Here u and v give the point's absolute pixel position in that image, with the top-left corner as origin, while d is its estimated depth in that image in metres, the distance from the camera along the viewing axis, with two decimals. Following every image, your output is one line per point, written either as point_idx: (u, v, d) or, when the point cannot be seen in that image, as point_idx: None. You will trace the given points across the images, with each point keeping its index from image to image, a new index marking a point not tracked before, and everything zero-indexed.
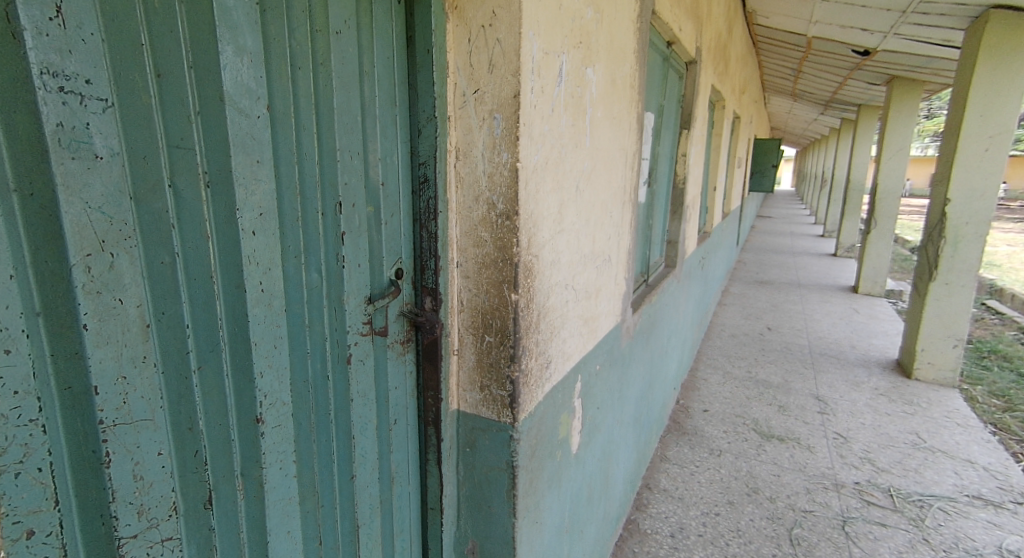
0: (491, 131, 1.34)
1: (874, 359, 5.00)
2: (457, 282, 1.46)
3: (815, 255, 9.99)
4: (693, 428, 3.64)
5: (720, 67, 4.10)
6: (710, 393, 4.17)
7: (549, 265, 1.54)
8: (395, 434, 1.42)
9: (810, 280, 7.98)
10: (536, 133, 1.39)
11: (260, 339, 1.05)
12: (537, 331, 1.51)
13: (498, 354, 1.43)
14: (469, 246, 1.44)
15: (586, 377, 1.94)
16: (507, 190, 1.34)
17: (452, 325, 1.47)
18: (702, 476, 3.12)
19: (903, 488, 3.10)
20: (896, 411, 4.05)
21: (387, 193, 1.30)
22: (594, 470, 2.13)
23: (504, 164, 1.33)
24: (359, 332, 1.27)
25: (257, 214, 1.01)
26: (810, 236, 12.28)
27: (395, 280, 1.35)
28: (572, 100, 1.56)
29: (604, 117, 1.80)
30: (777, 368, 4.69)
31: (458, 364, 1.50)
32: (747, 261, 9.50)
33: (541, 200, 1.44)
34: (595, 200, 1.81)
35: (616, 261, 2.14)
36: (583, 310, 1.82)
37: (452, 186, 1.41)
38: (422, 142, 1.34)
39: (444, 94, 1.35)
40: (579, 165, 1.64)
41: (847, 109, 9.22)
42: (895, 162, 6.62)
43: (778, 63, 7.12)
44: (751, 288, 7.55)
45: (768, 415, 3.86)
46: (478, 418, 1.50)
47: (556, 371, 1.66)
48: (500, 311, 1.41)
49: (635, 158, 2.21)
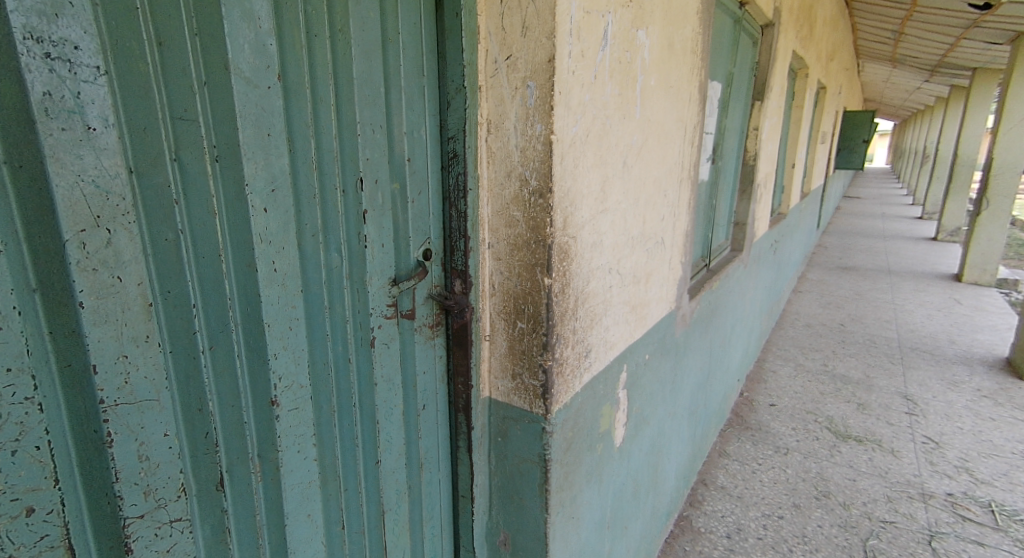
0: (524, 101, 1.24)
1: (977, 357, 4.52)
2: (488, 264, 1.39)
3: (911, 239, 9.17)
4: (758, 423, 3.42)
5: (805, 31, 3.76)
6: (779, 386, 3.91)
7: (590, 247, 1.42)
8: (423, 421, 1.37)
9: (904, 267, 7.33)
10: (574, 102, 1.27)
11: (272, 320, 0.98)
12: (574, 318, 1.41)
13: (530, 341, 1.35)
14: (501, 226, 1.35)
15: (633, 367, 1.82)
16: (540, 165, 1.24)
17: (482, 309, 1.40)
18: (765, 475, 2.92)
19: (1007, 504, 2.78)
20: (1002, 416, 3.63)
21: (413, 170, 1.24)
22: (641, 465, 2.03)
23: (538, 138, 1.23)
24: (383, 315, 1.22)
25: (268, 189, 0.94)
26: (906, 219, 11.29)
27: (423, 262, 1.29)
28: (620, 67, 1.42)
29: (657, 86, 1.65)
30: (859, 363, 4.33)
31: (490, 350, 1.43)
32: (830, 245, 8.87)
33: (580, 176, 1.33)
34: (646, 176, 1.67)
35: (671, 244, 2.00)
36: (630, 296, 1.71)
37: (483, 161, 1.32)
38: (451, 115, 1.26)
39: (475, 62, 1.26)
40: (626, 139, 1.51)
41: (958, 75, 8.29)
42: (1016, 134, 5.91)
43: (877, 25, 6.48)
44: (832, 274, 7.04)
45: (844, 412, 3.57)
46: (510, 407, 1.43)
47: (597, 361, 1.56)
48: (532, 295, 1.32)
49: (695, 132, 2.03)
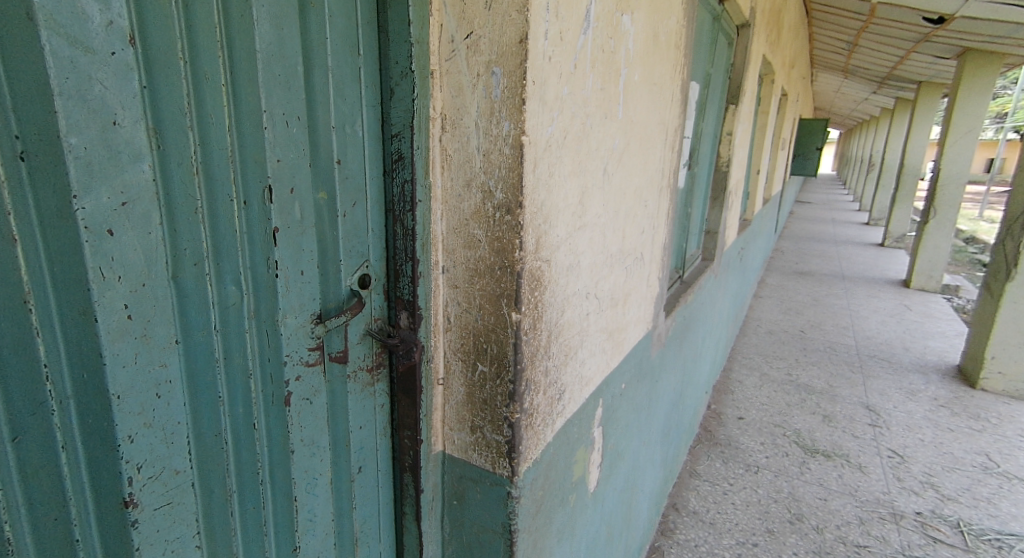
0: (487, 92, 0.98)
1: (931, 364, 4.51)
2: (443, 293, 1.12)
3: (860, 244, 9.37)
4: (727, 438, 3.27)
5: (773, 35, 3.64)
6: (746, 398, 3.78)
7: (565, 271, 1.18)
8: (358, 488, 1.10)
9: (855, 272, 7.43)
10: (550, 96, 1.02)
11: (127, 390, 0.69)
12: (546, 358, 1.16)
13: (493, 389, 1.09)
14: (458, 247, 1.09)
15: (609, 401, 1.59)
16: (508, 172, 0.98)
17: (435, 348, 1.13)
18: (737, 497, 2.76)
19: (975, 523, 2.68)
20: (961, 427, 3.59)
21: (345, 175, 0.97)
22: (615, 505, 1.81)
23: (506, 140, 0.97)
24: (303, 362, 0.94)
25: (116, 203, 0.66)
26: (855, 224, 11.57)
27: (359, 290, 1.03)
28: (603, 57, 1.19)
29: (641, 82, 1.43)
30: (821, 372, 4.26)
31: (444, 398, 1.17)
32: (785, 249, 8.96)
33: (556, 186, 1.08)
34: (627, 186, 1.45)
35: (649, 259, 1.79)
36: (607, 321, 1.48)
37: (437, 166, 1.05)
38: (395, 107, 0.99)
39: (426, 39, 0.99)
40: (607, 143, 1.28)
41: (904, 86, 8.50)
42: (961, 146, 5.91)
43: (832, 35, 6.51)
44: (790, 279, 7.06)
45: (811, 425, 3.46)
46: (469, 466, 1.16)
47: (571, 402, 1.32)
48: (497, 333, 1.06)
49: (675, 136, 1.83)
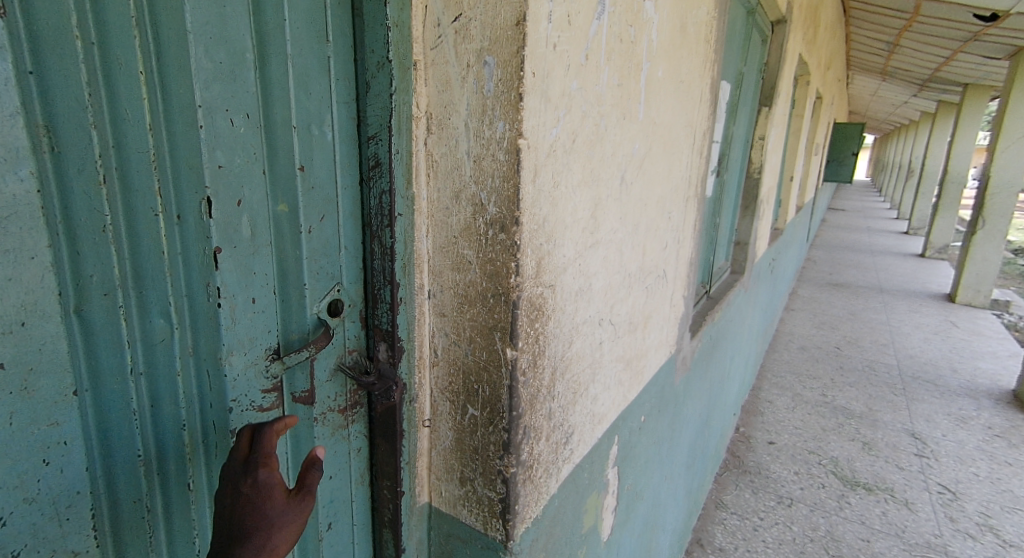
0: (478, 86, 0.82)
1: (982, 389, 4.19)
2: (430, 322, 0.96)
3: (898, 255, 8.97)
4: (756, 466, 3.05)
5: (809, 34, 3.42)
6: (777, 420, 3.55)
7: (573, 296, 1.01)
8: (328, 546, 0.95)
9: (894, 285, 7.08)
10: (555, 92, 0.85)
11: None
12: (550, 398, 0.99)
13: (485, 437, 0.93)
14: (446, 269, 0.92)
15: (626, 436, 1.42)
16: (502, 182, 0.82)
17: (419, 385, 0.97)
18: (768, 533, 2.54)
19: None
20: (1018, 460, 3.29)
21: (310, 184, 0.82)
22: (633, 550, 1.63)
23: (500, 144, 0.81)
24: (254, 406, 0.79)
25: None
26: (892, 234, 11.12)
27: (328, 320, 0.87)
28: (621, 48, 1.02)
29: (666, 79, 1.26)
30: (859, 393, 3.99)
31: (431, 441, 1.01)
32: (818, 259, 8.62)
33: (562, 198, 0.92)
34: (648, 196, 1.28)
35: (673, 276, 1.61)
36: (625, 348, 1.31)
37: (422, 174, 0.90)
38: (371, 104, 0.84)
39: (407, 24, 0.84)
40: (626, 147, 1.11)
41: (948, 90, 8.11)
42: (1014, 152, 5.62)
43: (871, 35, 6.22)
44: (823, 291, 6.76)
45: (850, 453, 3.22)
46: (458, 522, 1.00)
47: (582, 443, 1.15)
48: (489, 372, 0.90)
49: (704, 140, 1.65)
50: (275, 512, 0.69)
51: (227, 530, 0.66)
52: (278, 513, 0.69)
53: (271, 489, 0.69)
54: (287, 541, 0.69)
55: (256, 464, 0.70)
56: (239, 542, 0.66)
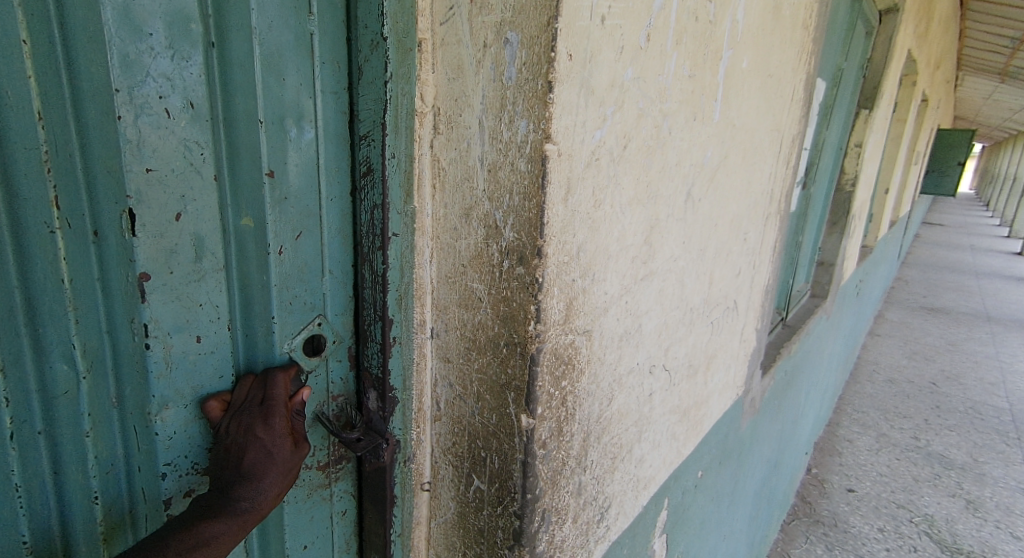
0: (496, 71, 0.62)
1: None
2: (433, 368, 0.77)
3: (1007, 279, 8.05)
4: (831, 517, 2.71)
5: (922, 26, 3.00)
6: (858, 464, 3.16)
7: (616, 341, 0.80)
8: None
9: (1003, 314, 6.33)
10: (602, 82, 0.65)
11: None
12: (579, 472, 0.78)
13: (492, 519, 0.74)
14: (453, 306, 0.73)
15: (679, 498, 1.19)
16: (523, 202, 0.62)
17: (416, 442, 0.79)
18: None
19: None
20: None
21: (284, 195, 0.64)
22: None
23: (521, 149, 0.61)
24: (196, 470, 0.64)
25: None
26: (1000, 255, 10.04)
27: (304, 361, 0.70)
28: (696, 28, 0.79)
29: (751, 70, 1.01)
30: (959, 440, 3.52)
31: (431, 509, 0.83)
32: (910, 279, 7.88)
33: (605, 221, 0.71)
34: (720, 215, 1.04)
35: (746, 307, 1.36)
36: (681, 398, 1.08)
37: (426, 184, 0.71)
38: (363, 94, 0.66)
39: None
40: (696, 155, 0.89)
41: None
42: None
43: (990, 29, 5.54)
44: (915, 316, 6.13)
45: (949, 512, 2.80)
46: None
47: (620, 518, 0.93)
48: (500, 440, 0.70)
49: (793, 147, 1.39)
50: (283, 457, 0.61)
51: (235, 467, 0.59)
52: (286, 459, 0.62)
53: (283, 434, 0.62)
54: (288, 487, 0.62)
55: (269, 404, 0.62)
56: (246, 482, 0.59)
